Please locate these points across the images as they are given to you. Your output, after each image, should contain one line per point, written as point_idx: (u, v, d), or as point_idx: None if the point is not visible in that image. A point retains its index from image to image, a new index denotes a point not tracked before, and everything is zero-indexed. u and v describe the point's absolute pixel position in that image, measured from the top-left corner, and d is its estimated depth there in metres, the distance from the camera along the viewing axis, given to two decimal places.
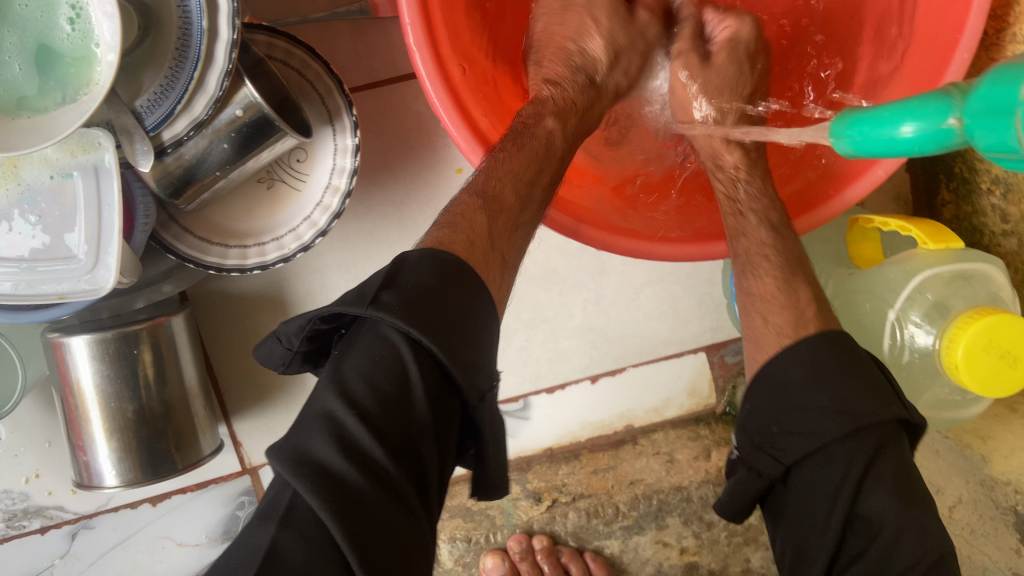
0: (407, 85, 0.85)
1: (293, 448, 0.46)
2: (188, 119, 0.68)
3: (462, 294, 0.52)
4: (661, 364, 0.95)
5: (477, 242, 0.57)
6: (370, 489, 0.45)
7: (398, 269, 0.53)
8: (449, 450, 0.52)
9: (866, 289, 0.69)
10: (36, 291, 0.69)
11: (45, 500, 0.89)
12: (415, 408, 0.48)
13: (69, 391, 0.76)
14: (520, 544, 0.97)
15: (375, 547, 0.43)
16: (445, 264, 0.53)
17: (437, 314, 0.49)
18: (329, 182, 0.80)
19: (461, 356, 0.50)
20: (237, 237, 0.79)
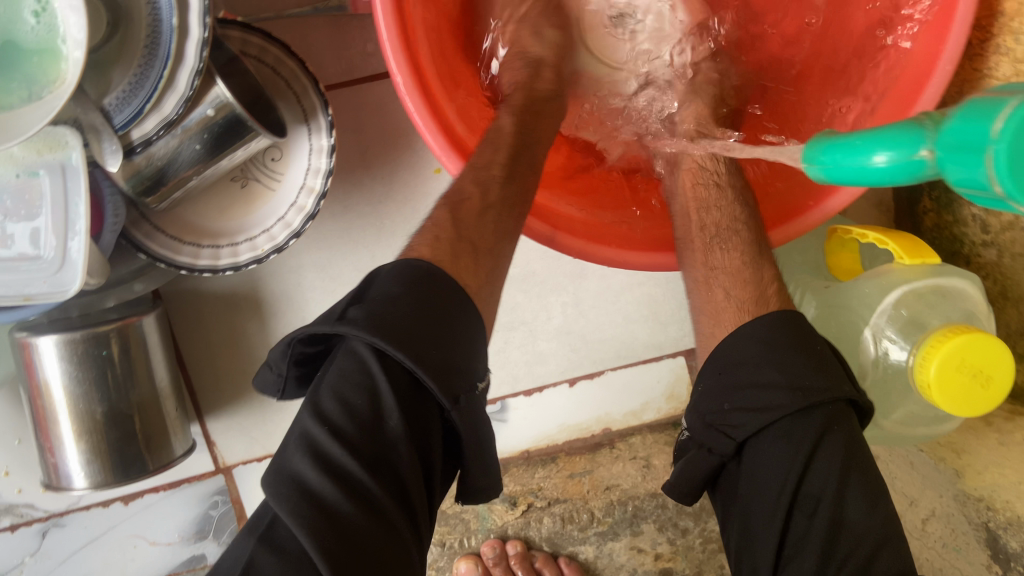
0: (387, 84, 0.84)
1: (279, 469, 0.49)
2: (158, 117, 0.67)
3: (433, 300, 0.54)
4: (639, 368, 0.94)
5: (443, 240, 0.59)
6: (347, 506, 0.47)
7: (372, 284, 0.55)
8: (436, 459, 0.53)
9: (842, 303, 0.69)
10: (2, 292, 0.67)
11: (15, 498, 0.88)
12: (387, 421, 0.49)
13: (37, 391, 0.75)
14: (494, 548, 0.96)
15: (351, 562, 0.46)
16: (413, 274, 0.54)
17: (403, 321, 0.50)
18: (304, 182, 0.78)
19: (433, 361, 0.50)
20: (210, 237, 0.78)
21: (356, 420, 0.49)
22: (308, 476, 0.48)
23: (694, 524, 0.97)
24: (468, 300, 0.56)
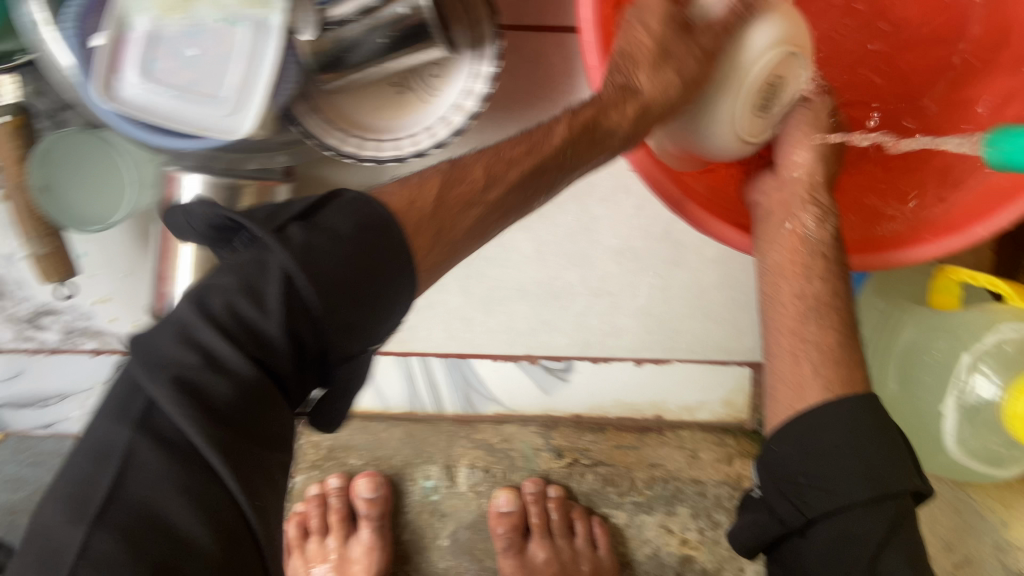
0: (548, 37, 0.87)
1: (147, 347, 0.47)
2: (357, 3, 0.72)
3: (380, 253, 0.52)
4: (706, 366, 0.98)
5: (419, 204, 0.57)
6: (193, 405, 0.44)
7: (333, 205, 0.53)
8: (293, 397, 0.51)
9: (945, 330, 0.78)
10: (177, 120, 0.73)
11: (107, 325, 0.93)
12: (270, 335, 0.47)
13: (170, 223, 0.81)
14: (535, 487, 1.04)
15: (184, 468, 0.44)
16: (368, 215, 0.53)
17: (339, 263, 0.49)
18: (458, 101, 0.82)
19: (345, 298, 0.49)
20: (360, 130, 0.83)
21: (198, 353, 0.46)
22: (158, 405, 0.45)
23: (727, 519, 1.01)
24: (413, 266, 0.54)
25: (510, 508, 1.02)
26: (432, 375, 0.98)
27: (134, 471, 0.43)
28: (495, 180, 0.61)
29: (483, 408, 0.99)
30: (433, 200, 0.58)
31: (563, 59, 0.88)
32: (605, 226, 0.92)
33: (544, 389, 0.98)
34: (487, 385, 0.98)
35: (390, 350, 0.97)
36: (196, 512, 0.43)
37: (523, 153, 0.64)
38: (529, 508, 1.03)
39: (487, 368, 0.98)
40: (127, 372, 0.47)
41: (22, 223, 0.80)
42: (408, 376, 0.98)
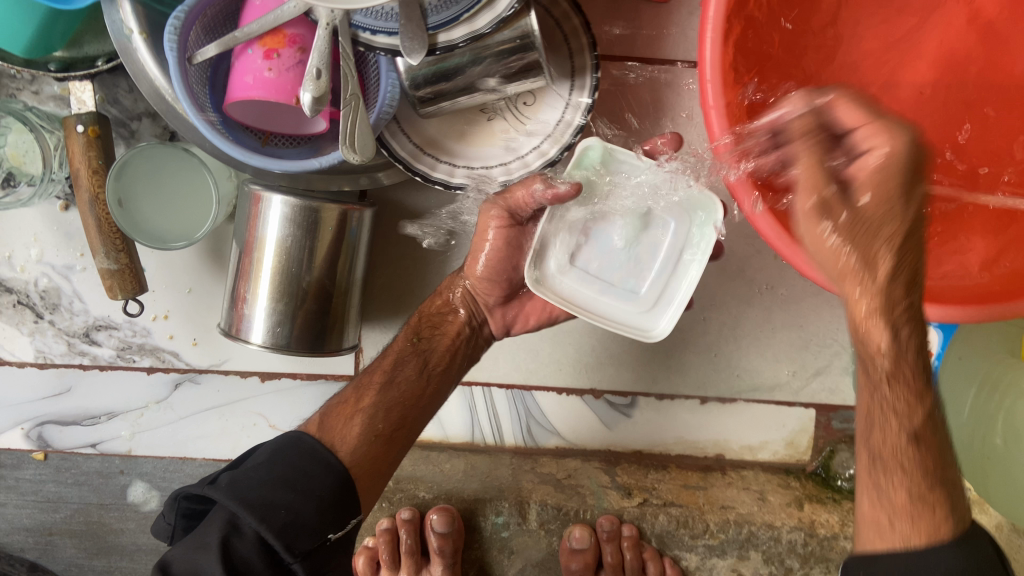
0: (638, 70, 0.86)
1: (217, 511, 0.65)
2: (468, 29, 0.70)
3: (300, 483, 0.66)
4: (772, 408, 0.97)
5: (392, 421, 0.75)
6: (260, 548, 0.63)
7: (252, 455, 0.70)
8: (303, 525, 0.64)
9: None
10: (326, 154, 0.73)
11: (164, 343, 0.89)
12: (271, 516, 0.63)
13: (250, 245, 0.77)
14: (611, 524, 0.88)
15: (294, 536, 0.64)
16: (287, 445, 0.69)
17: (259, 480, 0.65)
18: (552, 131, 0.80)
19: (279, 518, 0.63)
20: (449, 155, 0.81)
21: (283, 487, 0.65)
22: (236, 519, 0.63)
23: (800, 566, 0.87)
24: (336, 465, 0.69)
25: (583, 545, 0.86)
26: (492, 406, 0.93)
27: (242, 536, 0.63)
28: (376, 409, 0.74)
29: (544, 441, 0.95)
30: (360, 434, 0.72)
31: (648, 91, 0.87)
32: None
33: (606, 424, 0.96)
34: (548, 418, 0.95)
35: None
36: (279, 535, 0.63)
37: (384, 389, 0.76)
38: (603, 547, 0.88)
39: (550, 402, 0.94)
40: (270, 453, 0.68)
41: (92, 238, 0.75)
42: (469, 406, 0.94)
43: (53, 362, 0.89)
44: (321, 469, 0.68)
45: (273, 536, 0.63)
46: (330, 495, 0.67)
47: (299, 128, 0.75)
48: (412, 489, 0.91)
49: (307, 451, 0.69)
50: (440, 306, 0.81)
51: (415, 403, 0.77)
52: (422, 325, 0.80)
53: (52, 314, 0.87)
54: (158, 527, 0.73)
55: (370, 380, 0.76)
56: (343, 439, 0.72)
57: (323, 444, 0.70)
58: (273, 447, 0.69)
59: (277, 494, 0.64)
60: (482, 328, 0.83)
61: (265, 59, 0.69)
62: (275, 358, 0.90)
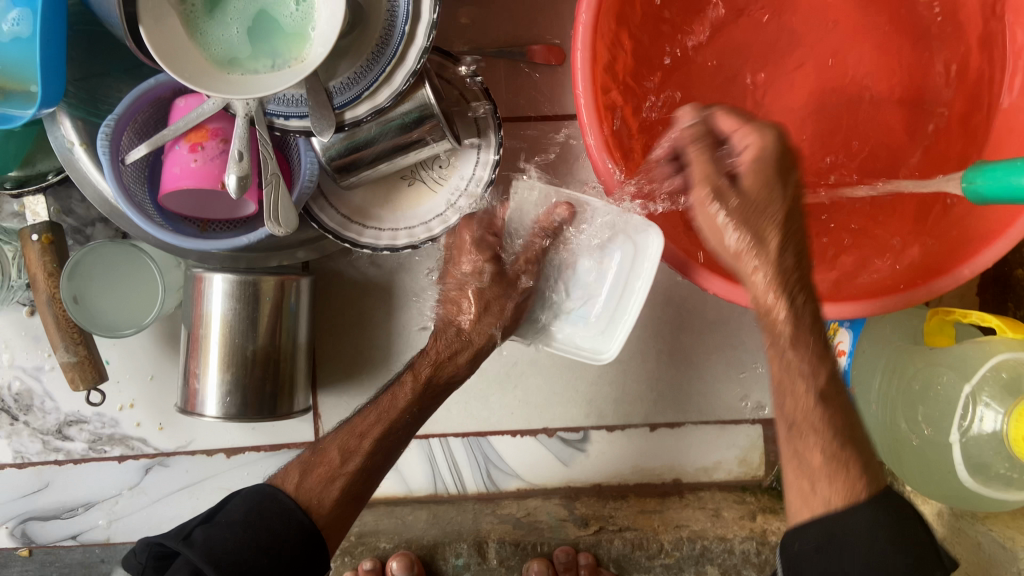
0: (545, 126, 0.94)
1: (185, 563, 0.71)
2: (370, 105, 0.77)
3: (272, 548, 0.73)
4: (720, 428, 1.00)
5: (361, 485, 0.80)
6: None
7: (225, 507, 0.76)
8: None
9: (945, 363, 0.72)
10: (256, 231, 0.80)
11: (132, 430, 0.94)
12: None
13: (197, 323, 0.83)
14: (569, 555, 0.96)
15: None
16: (261, 506, 0.75)
17: (233, 543, 0.71)
18: (466, 187, 0.88)
19: None
20: (376, 221, 0.88)
21: (259, 554, 0.72)
22: None
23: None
24: (313, 532, 0.76)
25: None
26: (451, 455, 0.97)
27: None
28: (348, 470, 0.79)
29: (505, 484, 0.98)
30: (334, 498, 0.78)
31: (557, 145, 0.94)
32: None
33: (563, 461, 0.99)
34: (506, 460, 0.98)
35: None
36: None
37: (365, 439, 0.80)
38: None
39: (506, 445, 0.97)
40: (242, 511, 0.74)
41: (52, 334, 0.81)
42: (428, 457, 0.97)
43: (31, 461, 0.94)
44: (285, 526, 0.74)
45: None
46: (295, 559, 0.74)
47: (232, 213, 0.82)
48: (375, 541, 0.95)
49: (277, 511, 0.75)
50: (446, 360, 0.84)
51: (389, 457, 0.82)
52: (428, 386, 0.84)
53: (26, 415, 0.93)
54: (131, 557, 0.78)
55: (336, 437, 0.81)
56: (321, 501, 0.77)
57: (299, 505, 0.76)
58: (248, 503, 0.75)
59: (249, 555, 0.71)
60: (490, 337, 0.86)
61: (191, 152, 0.77)
62: (236, 432, 0.95)
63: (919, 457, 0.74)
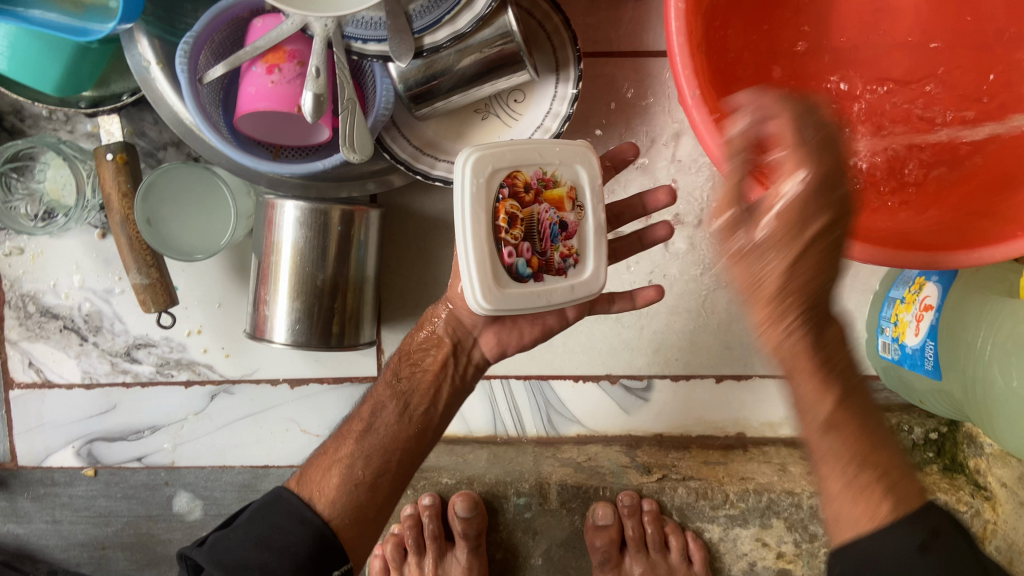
0: (625, 62, 0.90)
1: None
2: (451, 30, 0.75)
3: (277, 541, 0.68)
4: (788, 382, 0.98)
5: (381, 469, 0.76)
6: None
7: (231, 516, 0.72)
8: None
9: None
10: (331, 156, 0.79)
11: (199, 356, 0.95)
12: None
13: (268, 250, 0.83)
14: (632, 500, 0.90)
15: None
16: (268, 508, 0.71)
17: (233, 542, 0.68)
18: (542, 123, 0.85)
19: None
20: (447, 155, 0.86)
21: (260, 547, 0.68)
22: None
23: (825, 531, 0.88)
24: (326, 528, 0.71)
25: (607, 522, 0.89)
26: (513, 398, 0.97)
27: None
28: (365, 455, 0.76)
29: (565, 429, 0.98)
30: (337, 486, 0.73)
31: (635, 82, 0.91)
32: (679, 241, 0.94)
33: (624, 409, 0.98)
34: (567, 406, 0.97)
35: None
36: None
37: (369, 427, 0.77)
38: (625, 522, 0.90)
39: (567, 390, 0.97)
40: (260, 524, 0.69)
41: (125, 257, 0.82)
42: (490, 400, 0.97)
43: (99, 381, 0.95)
44: (298, 532, 0.70)
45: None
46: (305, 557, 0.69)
47: (306, 138, 0.81)
48: (435, 475, 0.92)
49: (278, 528, 0.69)
50: (419, 341, 0.79)
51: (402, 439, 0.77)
52: (402, 364, 0.79)
53: (95, 337, 0.94)
54: None
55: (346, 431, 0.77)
56: (322, 490, 0.73)
57: (304, 504, 0.72)
58: (251, 506, 0.72)
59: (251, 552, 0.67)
60: (470, 351, 0.80)
61: (268, 73, 0.76)
62: (300, 362, 0.96)
63: (1009, 413, 0.71)
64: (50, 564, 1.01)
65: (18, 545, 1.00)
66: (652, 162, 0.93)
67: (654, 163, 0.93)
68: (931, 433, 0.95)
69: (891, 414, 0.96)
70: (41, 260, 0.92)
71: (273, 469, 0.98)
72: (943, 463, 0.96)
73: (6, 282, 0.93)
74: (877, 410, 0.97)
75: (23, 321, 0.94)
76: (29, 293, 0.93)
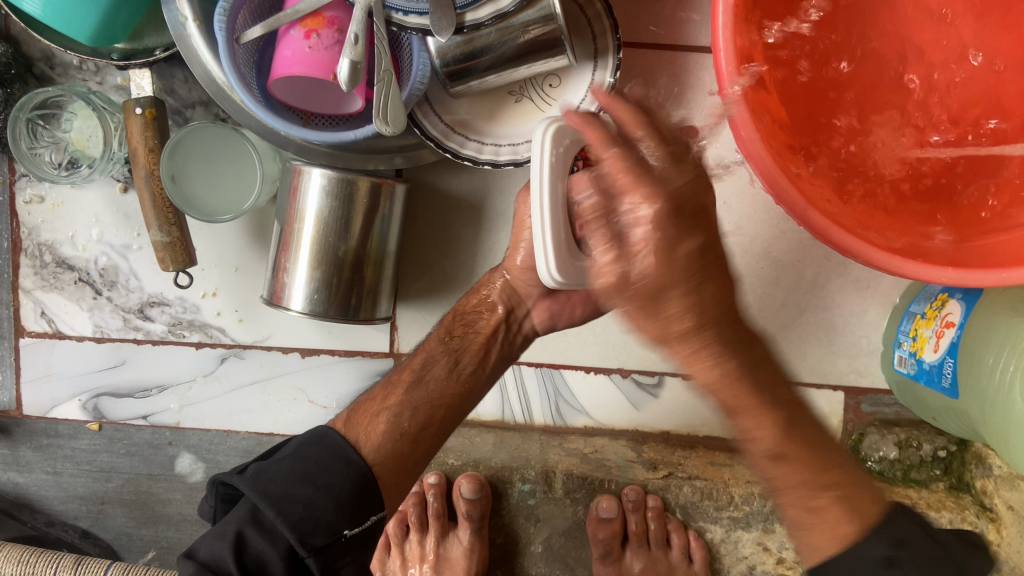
0: (661, 56, 0.90)
1: (224, 527, 0.67)
2: (494, 8, 0.74)
3: (325, 478, 0.68)
4: (800, 390, 0.97)
5: (432, 420, 0.77)
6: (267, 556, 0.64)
7: (285, 447, 0.73)
8: (331, 516, 0.67)
9: None
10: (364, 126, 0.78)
11: (211, 319, 0.94)
12: (282, 515, 0.65)
13: (290, 217, 0.83)
14: (637, 494, 0.93)
15: (309, 531, 0.65)
16: (319, 441, 0.71)
17: (280, 472, 0.68)
18: (576, 109, 0.84)
19: (294, 513, 0.65)
20: (478, 135, 0.85)
21: (305, 483, 0.67)
22: (255, 512, 0.66)
23: None
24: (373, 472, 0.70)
25: (610, 514, 0.90)
26: (522, 384, 0.93)
27: (245, 552, 0.64)
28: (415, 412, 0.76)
29: (572, 420, 0.93)
30: (385, 429, 0.74)
31: (671, 76, 0.90)
32: None
33: (634, 404, 0.92)
34: (574, 395, 0.92)
35: None
36: (286, 530, 0.65)
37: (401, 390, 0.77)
38: (627, 516, 0.92)
39: (575, 379, 0.91)
40: (309, 456, 0.70)
41: (147, 212, 0.81)
42: (500, 386, 0.94)
43: (110, 336, 0.95)
44: (345, 471, 0.69)
45: (284, 540, 0.65)
46: (353, 496, 0.68)
47: (338, 108, 0.80)
48: (443, 457, 0.94)
49: (326, 464, 0.69)
50: (475, 301, 0.82)
51: (444, 399, 0.78)
52: (456, 323, 0.81)
53: (109, 291, 0.93)
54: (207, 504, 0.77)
55: (399, 376, 0.78)
56: (368, 435, 0.73)
57: (347, 441, 0.71)
58: (303, 441, 0.72)
59: (295, 485, 0.67)
60: (522, 321, 0.83)
61: (306, 39, 0.75)
62: (313, 332, 0.95)
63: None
64: (47, 515, 1.01)
65: (15, 494, 1.00)
66: None
67: None
68: (939, 450, 0.95)
69: (900, 429, 0.96)
70: (61, 210, 0.92)
71: (277, 437, 0.98)
72: (949, 481, 0.96)
73: (24, 230, 0.92)
74: (886, 424, 0.97)
75: (38, 270, 0.93)
76: (46, 243, 0.93)
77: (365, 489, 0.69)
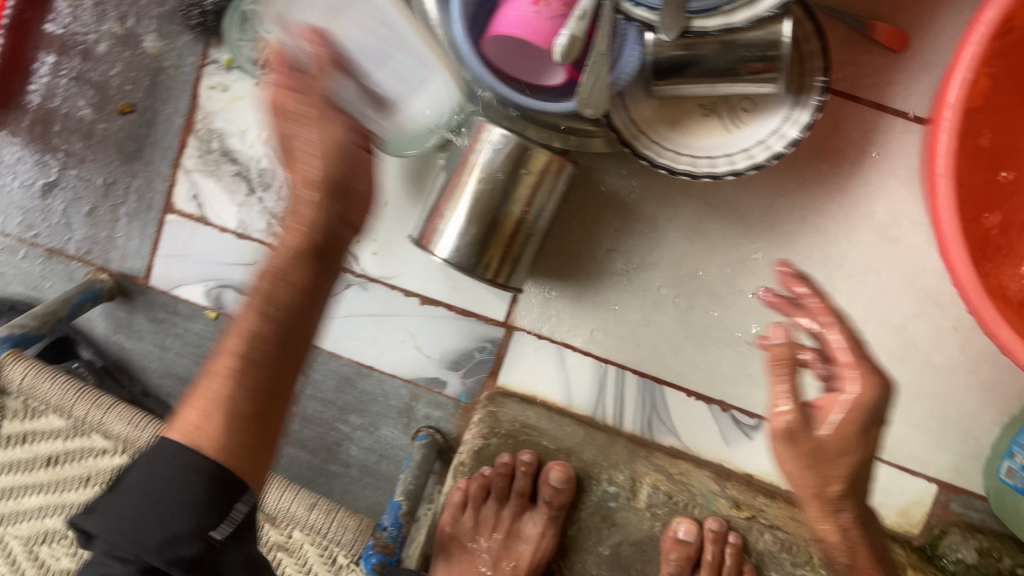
0: (854, 110, 0.89)
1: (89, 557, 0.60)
2: (724, 21, 0.74)
3: (169, 490, 0.60)
4: (894, 471, 0.96)
5: (258, 415, 0.67)
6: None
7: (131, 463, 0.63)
8: (201, 534, 0.60)
9: None
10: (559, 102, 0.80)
11: (349, 245, 0.97)
12: (143, 537, 0.59)
13: (461, 168, 0.84)
14: (719, 526, 0.90)
15: (169, 550, 0.58)
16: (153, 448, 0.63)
17: (122, 508, 0.60)
18: (765, 138, 0.83)
19: (150, 539, 0.59)
20: (660, 138, 0.86)
21: (153, 507, 0.60)
22: (113, 551, 0.59)
23: None
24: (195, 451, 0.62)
25: (690, 538, 0.89)
26: (621, 389, 0.98)
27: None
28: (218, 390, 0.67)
29: (660, 437, 0.98)
30: (224, 417, 0.65)
31: (858, 132, 0.89)
32: (842, 297, 0.93)
33: (726, 439, 0.97)
34: (670, 415, 0.97)
35: (593, 352, 0.97)
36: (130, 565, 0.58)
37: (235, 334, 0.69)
38: (705, 545, 0.89)
39: (677, 402, 0.97)
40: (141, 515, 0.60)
41: None
42: (600, 385, 0.98)
43: (250, 235, 0.98)
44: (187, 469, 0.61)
45: (145, 561, 0.58)
46: (211, 494, 0.61)
47: (537, 78, 0.81)
48: (535, 436, 0.94)
49: (220, 467, 0.62)
50: (330, 231, 0.73)
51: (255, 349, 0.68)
52: (277, 272, 0.72)
53: (263, 193, 0.96)
54: None
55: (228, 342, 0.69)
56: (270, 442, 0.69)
57: (183, 446, 0.63)
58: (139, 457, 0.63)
59: (144, 504, 0.60)
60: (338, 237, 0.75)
61: (534, 5, 0.76)
62: (439, 285, 0.97)
63: None
64: (144, 385, 1.04)
65: (119, 357, 1.04)
66: (843, 214, 0.91)
67: (846, 216, 0.91)
68: None
69: (983, 536, 0.93)
70: (240, 104, 0.94)
71: (376, 373, 1.00)
72: None
73: (200, 114, 0.95)
74: (970, 528, 0.94)
75: (203, 155, 0.96)
76: (218, 131, 0.95)
77: (217, 485, 0.62)
